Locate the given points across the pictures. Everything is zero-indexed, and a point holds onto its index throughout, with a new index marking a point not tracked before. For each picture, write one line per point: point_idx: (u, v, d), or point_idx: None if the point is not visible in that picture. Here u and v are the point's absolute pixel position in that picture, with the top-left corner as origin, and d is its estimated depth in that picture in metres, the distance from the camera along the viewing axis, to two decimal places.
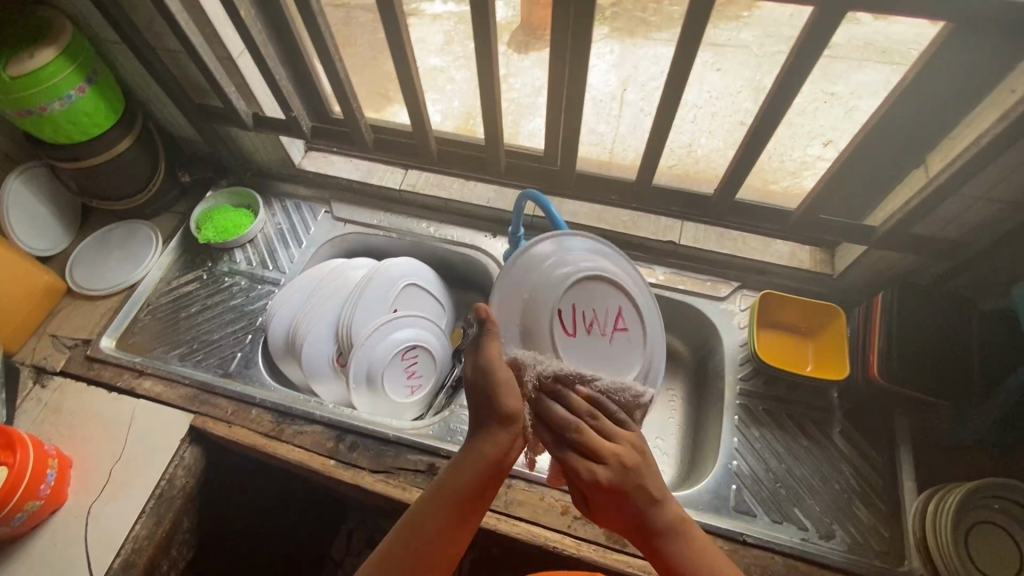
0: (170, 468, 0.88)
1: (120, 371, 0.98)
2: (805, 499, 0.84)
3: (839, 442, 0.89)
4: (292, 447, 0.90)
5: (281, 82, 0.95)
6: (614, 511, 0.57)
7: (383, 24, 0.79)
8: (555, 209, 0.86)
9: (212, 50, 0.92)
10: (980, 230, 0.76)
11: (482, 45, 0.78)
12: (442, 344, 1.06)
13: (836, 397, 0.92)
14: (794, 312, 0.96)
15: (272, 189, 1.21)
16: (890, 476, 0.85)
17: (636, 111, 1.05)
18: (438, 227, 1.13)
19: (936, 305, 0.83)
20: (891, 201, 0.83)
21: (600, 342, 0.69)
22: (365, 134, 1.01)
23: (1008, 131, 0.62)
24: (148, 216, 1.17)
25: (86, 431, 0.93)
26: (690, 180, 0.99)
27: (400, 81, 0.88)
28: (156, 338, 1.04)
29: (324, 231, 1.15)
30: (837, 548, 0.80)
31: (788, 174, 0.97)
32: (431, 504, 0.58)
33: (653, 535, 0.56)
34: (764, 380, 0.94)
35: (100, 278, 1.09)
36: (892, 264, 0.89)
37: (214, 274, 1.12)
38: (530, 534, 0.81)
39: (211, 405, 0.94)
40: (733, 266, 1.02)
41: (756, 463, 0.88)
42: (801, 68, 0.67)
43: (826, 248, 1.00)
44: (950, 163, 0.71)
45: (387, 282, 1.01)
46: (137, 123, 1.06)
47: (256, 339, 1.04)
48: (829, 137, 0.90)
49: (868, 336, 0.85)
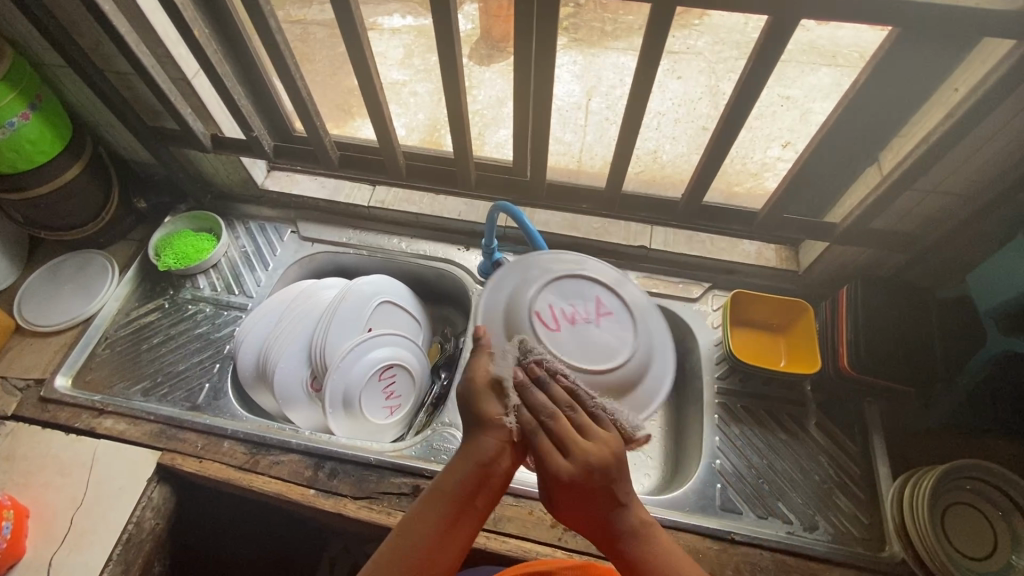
0: (138, 511, 0.84)
1: (79, 411, 0.93)
2: (787, 492, 0.86)
3: (816, 434, 0.91)
4: (269, 478, 0.86)
5: (240, 102, 0.92)
6: (585, 509, 0.53)
7: (344, 39, 0.78)
8: (527, 218, 0.86)
9: (164, 70, 0.89)
10: (932, 222, 0.80)
11: (447, 59, 0.78)
12: (420, 362, 1.04)
13: (809, 390, 0.94)
14: (764, 309, 0.98)
15: (234, 212, 1.17)
16: (866, 464, 0.88)
17: (601, 121, 1.04)
18: (410, 243, 1.11)
19: (896, 296, 0.86)
20: (849, 198, 0.86)
21: (589, 331, 0.58)
22: (330, 152, 0.99)
23: (954, 128, 0.66)
24: (102, 245, 1.12)
25: (41, 479, 0.87)
26: (658, 185, 1.02)
27: (364, 96, 0.87)
28: (115, 373, 0.98)
29: (291, 252, 1.12)
30: (822, 538, 0.82)
31: (750, 175, 1.00)
32: (425, 506, 0.53)
33: (614, 540, 0.53)
34: (741, 377, 0.96)
35: (52, 313, 1.03)
36: (853, 259, 0.92)
37: (176, 302, 1.07)
38: (519, 550, 0.80)
39: (180, 440, 0.90)
40: (703, 267, 1.04)
41: (738, 461, 0.89)
42: (760, 72, 0.69)
43: (790, 246, 1.03)
44: (903, 159, 0.74)
45: (360, 301, 0.98)
46: (87, 148, 1.01)
47: (224, 367, 1.00)
48: (786, 139, 0.93)
49: (836, 329, 0.88)
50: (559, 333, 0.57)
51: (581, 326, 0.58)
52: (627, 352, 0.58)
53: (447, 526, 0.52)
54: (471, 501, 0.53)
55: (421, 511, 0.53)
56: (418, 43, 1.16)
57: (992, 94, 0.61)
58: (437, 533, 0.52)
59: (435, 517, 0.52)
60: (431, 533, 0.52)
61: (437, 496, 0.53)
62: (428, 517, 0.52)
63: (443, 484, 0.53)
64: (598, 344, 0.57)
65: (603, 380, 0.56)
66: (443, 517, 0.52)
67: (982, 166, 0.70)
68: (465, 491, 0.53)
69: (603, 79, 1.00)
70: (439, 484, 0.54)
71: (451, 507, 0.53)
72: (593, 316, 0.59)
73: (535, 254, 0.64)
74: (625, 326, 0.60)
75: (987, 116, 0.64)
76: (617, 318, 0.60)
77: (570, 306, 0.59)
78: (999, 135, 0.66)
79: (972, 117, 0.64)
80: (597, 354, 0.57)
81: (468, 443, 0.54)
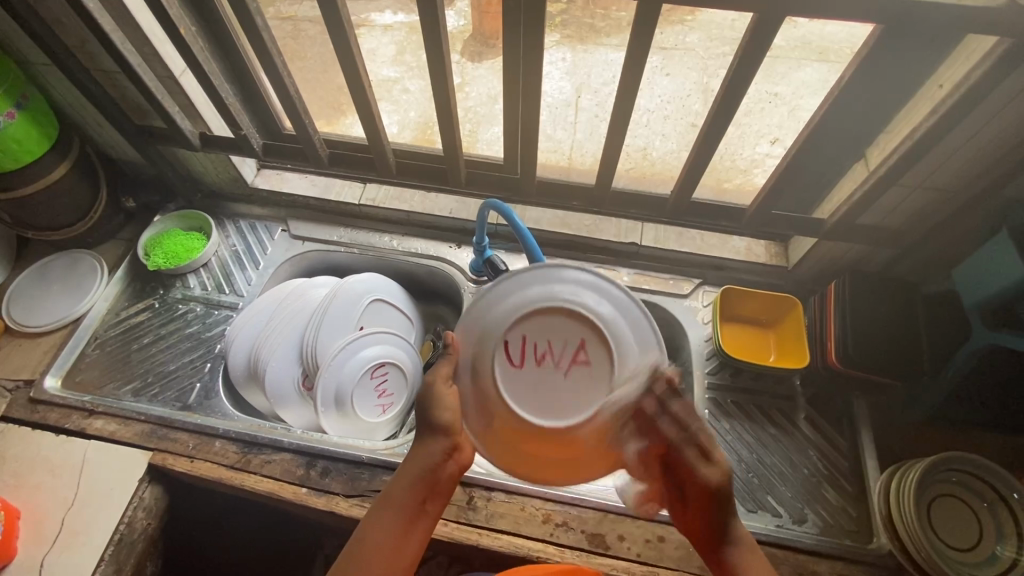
0: (129, 512, 0.84)
1: (68, 412, 0.93)
2: (777, 486, 0.87)
3: (805, 428, 0.92)
4: (261, 477, 0.86)
5: (228, 99, 0.92)
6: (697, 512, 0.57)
7: (331, 37, 0.78)
8: (518, 216, 0.86)
9: (151, 68, 0.88)
10: (919, 218, 0.81)
11: (435, 57, 0.78)
12: (413, 360, 1.04)
13: (798, 385, 0.95)
14: (754, 304, 0.98)
15: (225, 210, 1.17)
16: (854, 457, 0.89)
17: (591, 117, 1.04)
18: (401, 240, 1.11)
19: (883, 290, 0.87)
20: (837, 194, 0.87)
21: (553, 378, 0.53)
22: (319, 149, 0.99)
23: (939, 124, 0.66)
24: (91, 245, 1.11)
25: (31, 480, 0.87)
26: (647, 182, 1.02)
27: (352, 93, 0.87)
28: (106, 374, 0.98)
29: (282, 250, 1.11)
30: (811, 531, 0.83)
31: (740, 171, 1.00)
32: (378, 511, 0.58)
33: (721, 543, 0.56)
34: (731, 372, 0.97)
35: (41, 314, 1.03)
36: (841, 254, 0.93)
37: (166, 302, 1.06)
38: (512, 546, 0.81)
39: (171, 440, 0.89)
40: (694, 263, 1.05)
41: (728, 456, 0.90)
42: (747, 68, 0.69)
43: (780, 242, 1.04)
44: (889, 155, 0.74)
45: (352, 300, 0.98)
46: (73, 147, 1.00)
47: (215, 367, 0.99)
48: (775, 135, 0.93)
49: (825, 324, 0.89)
50: (523, 371, 0.54)
51: (549, 370, 0.53)
52: (596, 404, 0.53)
53: (405, 526, 0.57)
54: (422, 504, 0.59)
55: (376, 516, 0.58)
56: (411, 39, 1.13)
57: (976, 90, 0.62)
58: (395, 535, 0.57)
59: (388, 522, 0.57)
60: (390, 536, 0.56)
61: (393, 503, 0.58)
62: (383, 523, 0.57)
63: (397, 491, 0.58)
64: (557, 395, 0.53)
65: (568, 432, 0.53)
66: (400, 520, 0.57)
67: (966, 161, 0.71)
68: (415, 495, 0.58)
69: (592, 76, 1.01)
70: (393, 492, 0.58)
71: (406, 511, 0.58)
72: (564, 361, 0.54)
73: (520, 275, 0.57)
74: (598, 378, 0.53)
75: (971, 112, 0.65)
76: (593, 370, 0.53)
77: (546, 347, 0.53)
78: (983, 130, 0.66)
79: (956, 113, 0.65)
80: (557, 403, 0.53)
81: (416, 452, 0.60)
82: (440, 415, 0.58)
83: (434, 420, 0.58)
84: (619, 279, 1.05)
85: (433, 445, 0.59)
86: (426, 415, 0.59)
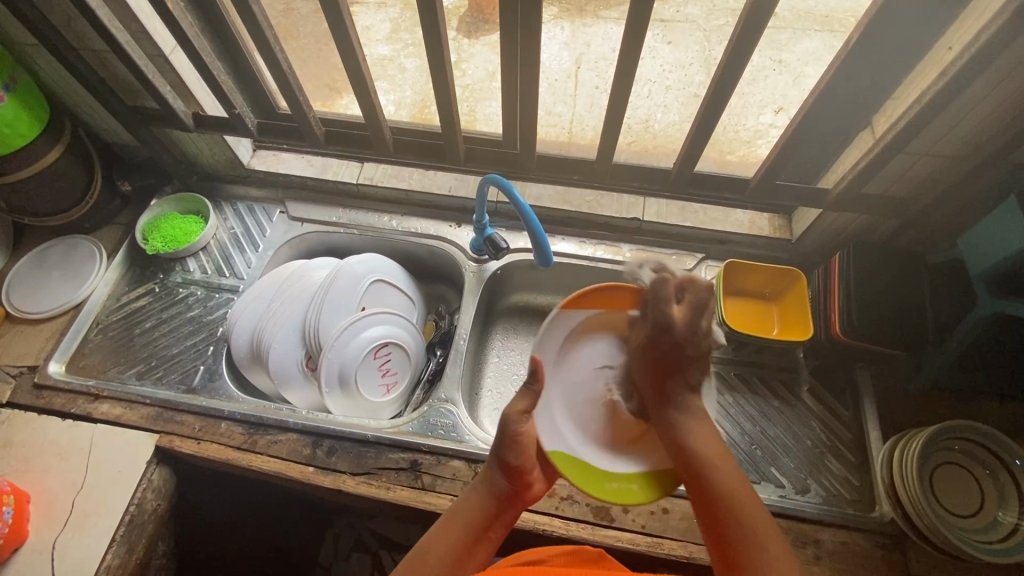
0: (138, 493, 0.84)
1: (73, 397, 0.93)
2: (780, 458, 0.88)
3: (808, 401, 0.92)
4: (267, 458, 0.87)
5: (220, 78, 0.90)
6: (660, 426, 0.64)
7: (323, 10, 0.76)
8: (518, 192, 0.85)
9: (140, 47, 0.86)
10: (926, 185, 0.80)
11: (430, 31, 0.76)
12: (416, 339, 1.04)
13: (802, 357, 0.95)
14: (757, 277, 0.98)
15: (221, 193, 1.15)
16: (857, 428, 0.89)
17: (591, 90, 1.00)
18: (401, 220, 1.10)
19: (888, 261, 0.86)
20: (842, 164, 0.86)
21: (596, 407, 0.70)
22: (314, 127, 0.97)
23: (948, 87, 0.65)
24: (88, 230, 1.10)
25: (39, 464, 0.87)
26: (649, 156, 1.00)
27: (347, 69, 0.84)
28: (110, 359, 0.98)
29: (281, 232, 1.10)
30: (813, 501, 0.84)
31: (743, 143, 0.99)
32: (445, 528, 0.62)
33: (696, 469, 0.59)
34: (734, 347, 0.97)
35: (41, 300, 1.02)
36: (845, 226, 0.92)
37: (166, 286, 1.06)
38: (519, 520, 0.81)
39: (177, 423, 0.90)
40: (696, 238, 1.04)
41: (732, 429, 0.90)
42: (751, 35, 0.67)
43: (784, 214, 1.03)
44: (896, 122, 0.73)
45: (353, 281, 0.98)
46: (66, 131, 0.98)
47: (218, 350, 0.99)
48: (780, 105, 0.91)
49: (829, 296, 0.88)
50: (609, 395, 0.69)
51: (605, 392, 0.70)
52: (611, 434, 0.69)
53: (470, 545, 0.61)
54: (484, 532, 0.62)
55: (443, 530, 0.61)
56: (406, 15, 1.09)
57: (986, 51, 0.60)
58: (459, 553, 0.60)
59: (454, 538, 0.60)
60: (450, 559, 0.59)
61: (460, 520, 0.62)
62: (449, 538, 0.60)
63: (462, 516, 0.62)
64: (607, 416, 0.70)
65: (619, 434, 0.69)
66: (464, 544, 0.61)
67: (974, 127, 0.69)
68: (480, 519, 0.63)
69: (593, 44, 0.96)
70: (462, 517, 0.62)
71: (472, 532, 0.62)
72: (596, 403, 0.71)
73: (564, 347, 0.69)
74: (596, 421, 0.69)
75: (980, 74, 0.63)
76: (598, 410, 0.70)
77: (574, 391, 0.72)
78: (993, 94, 0.65)
79: (965, 75, 0.63)
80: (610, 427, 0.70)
81: (487, 482, 0.65)
82: (515, 454, 0.65)
83: (508, 459, 0.65)
84: (621, 255, 1.04)
85: (503, 478, 0.65)
86: (503, 451, 0.65)
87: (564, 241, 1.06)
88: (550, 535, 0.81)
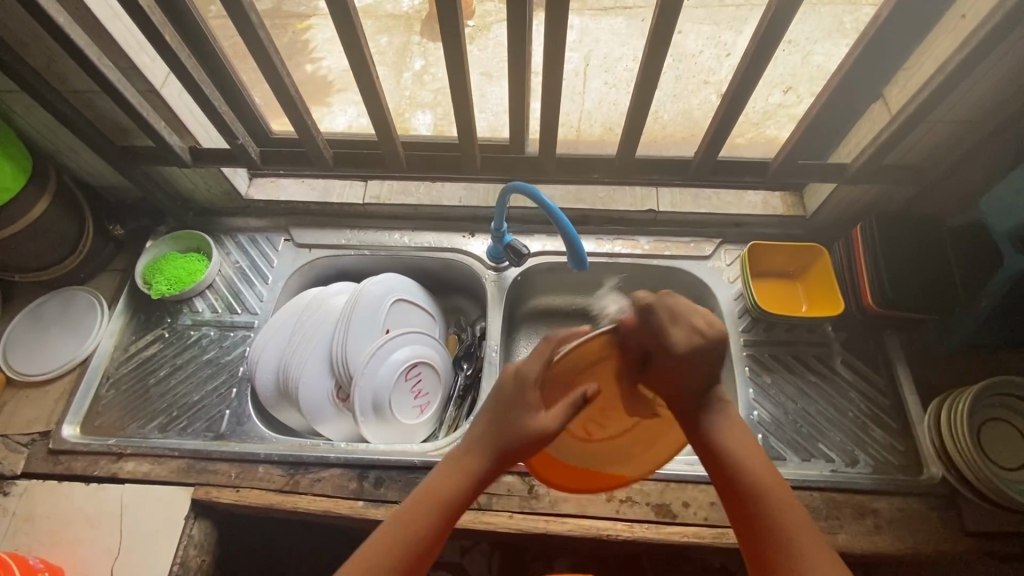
0: (181, 551, 0.80)
1: (94, 459, 0.88)
2: (826, 432, 0.89)
3: (845, 373, 0.93)
4: (313, 497, 0.84)
5: (221, 108, 0.85)
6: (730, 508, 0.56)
7: (335, 28, 0.72)
8: (545, 195, 0.83)
9: (130, 83, 0.81)
10: (944, 150, 0.81)
11: (449, 40, 0.73)
12: (443, 356, 1.02)
13: (831, 330, 0.96)
14: (779, 257, 0.98)
15: (219, 226, 1.11)
16: (893, 394, 0.91)
17: (601, 86, 1.02)
18: (412, 236, 1.08)
19: (909, 228, 0.88)
20: (856, 137, 0.87)
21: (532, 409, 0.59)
22: (323, 150, 0.93)
23: (971, 54, 0.66)
24: (83, 280, 1.04)
25: (68, 534, 0.82)
26: (659, 146, 0.97)
27: (360, 88, 0.81)
28: (126, 414, 0.93)
29: (289, 261, 1.06)
30: (864, 471, 0.85)
31: (752, 125, 0.98)
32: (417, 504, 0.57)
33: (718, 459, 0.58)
34: (764, 327, 0.97)
35: (41, 360, 0.96)
36: (861, 198, 0.93)
37: (176, 330, 1.01)
38: (581, 528, 0.80)
39: (212, 472, 0.86)
40: (712, 224, 1.05)
41: (775, 409, 0.91)
42: (775, 31, 0.66)
43: (795, 191, 1.04)
44: (913, 93, 0.74)
45: (374, 303, 0.96)
46: (52, 178, 0.92)
47: (242, 391, 0.95)
48: (789, 83, 0.95)
49: (856, 268, 0.90)
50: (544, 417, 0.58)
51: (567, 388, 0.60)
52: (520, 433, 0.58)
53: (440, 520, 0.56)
54: (467, 502, 0.58)
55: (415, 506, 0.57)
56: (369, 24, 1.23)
57: (1010, 19, 0.61)
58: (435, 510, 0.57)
59: (426, 511, 0.56)
60: (427, 539, 0.56)
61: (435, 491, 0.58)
62: (410, 517, 0.56)
63: (441, 488, 0.58)
64: None
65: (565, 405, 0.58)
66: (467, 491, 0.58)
67: (992, 90, 0.70)
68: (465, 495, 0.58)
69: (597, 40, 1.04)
70: (441, 496, 0.57)
71: (450, 506, 0.57)
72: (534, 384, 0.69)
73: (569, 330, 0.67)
74: None
75: (1001, 41, 0.64)
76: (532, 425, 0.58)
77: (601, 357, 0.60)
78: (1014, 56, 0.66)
79: (988, 42, 0.64)
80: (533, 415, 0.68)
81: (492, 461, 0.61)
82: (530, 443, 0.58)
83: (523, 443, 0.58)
84: (641, 248, 1.04)
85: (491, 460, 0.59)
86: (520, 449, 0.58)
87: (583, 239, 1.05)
88: (614, 539, 0.80)
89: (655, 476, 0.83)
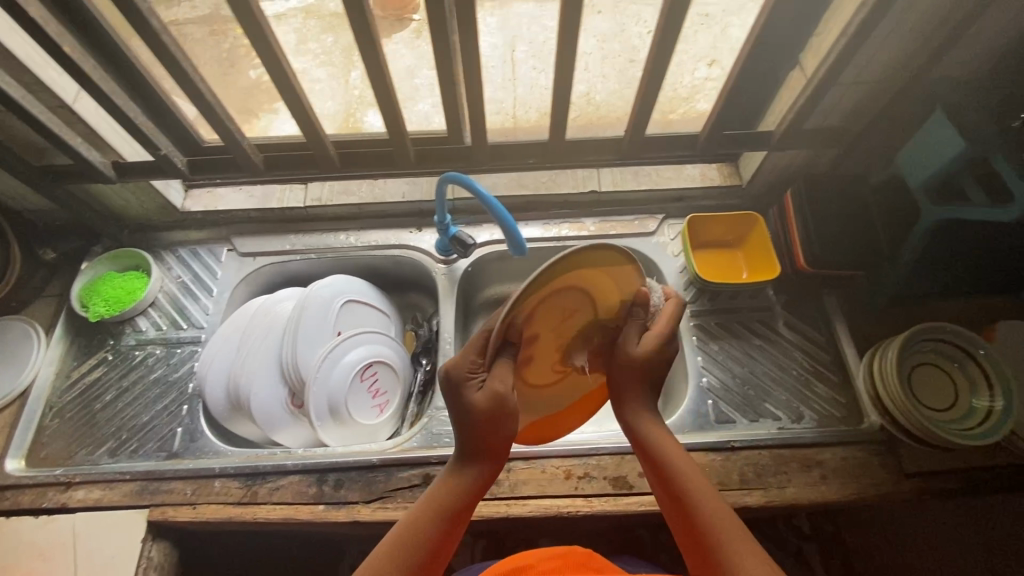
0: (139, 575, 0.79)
1: (42, 490, 0.85)
2: (772, 392, 0.92)
3: (787, 334, 0.97)
4: (273, 506, 0.83)
5: (139, 121, 0.83)
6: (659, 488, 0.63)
7: (243, 31, 0.71)
8: (481, 185, 0.83)
9: (38, 99, 0.78)
10: (860, 111, 0.84)
11: (362, 35, 0.72)
12: (399, 353, 1.02)
13: (772, 294, 0.99)
14: (719, 227, 1.01)
15: (159, 242, 1.08)
16: (833, 350, 0.95)
17: (530, 71, 0.96)
18: (358, 235, 1.07)
19: (836, 189, 0.91)
20: (779, 104, 0.89)
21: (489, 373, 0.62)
22: (251, 155, 0.91)
23: (869, 16, 0.68)
24: (17, 308, 1.00)
25: (19, 570, 0.80)
26: (596, 128, 0.99)
27: (279, 90, 0.80)
28: (73, 443, 0.90)
29: (233, 271, 1.04)
30: (809, 426, 0.88)
31: (682, 100, 0.99)
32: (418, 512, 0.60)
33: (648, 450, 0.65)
34: (710, 297, 1.00)
35: None
36: (790, 164, 0.96)
37: (120, 352, 0.98)
38: (541, 508, 0.81)
39: (166, 492, 0.84)
40: (654, 200, 1.07)
41: (723, 375, 0.94)
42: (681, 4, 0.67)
43: (731, 162, 1.07)
44: (823, 57, 0.76)
45: (322, 306, 0.95)
46: None
47: (193, 407, 0.93)
48: (712, 57, 0.92)
49: (789, 232, 0.93)
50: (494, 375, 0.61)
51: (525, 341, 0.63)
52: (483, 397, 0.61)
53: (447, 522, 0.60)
54: (465, 507, 0.61)
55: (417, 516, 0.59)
56: None
57: None
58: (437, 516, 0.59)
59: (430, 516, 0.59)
60: (429, 544, 0.58)
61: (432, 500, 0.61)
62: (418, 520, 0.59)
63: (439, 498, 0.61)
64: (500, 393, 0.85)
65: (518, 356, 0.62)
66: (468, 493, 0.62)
67: (895, 49, 0.73)
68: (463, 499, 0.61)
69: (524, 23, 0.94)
70: (440, 500, 0.60)
71: (449, 511, 0.60)
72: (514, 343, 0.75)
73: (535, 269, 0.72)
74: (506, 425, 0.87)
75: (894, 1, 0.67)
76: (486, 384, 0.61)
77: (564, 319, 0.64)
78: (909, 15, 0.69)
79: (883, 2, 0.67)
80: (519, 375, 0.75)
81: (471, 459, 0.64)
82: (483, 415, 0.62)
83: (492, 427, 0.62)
84: (586, 230, 1.05)
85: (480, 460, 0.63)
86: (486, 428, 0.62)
87: (529, 225, 1.06)
88: (574, 515, 0.81)
89: (610, 450, 0.85)
